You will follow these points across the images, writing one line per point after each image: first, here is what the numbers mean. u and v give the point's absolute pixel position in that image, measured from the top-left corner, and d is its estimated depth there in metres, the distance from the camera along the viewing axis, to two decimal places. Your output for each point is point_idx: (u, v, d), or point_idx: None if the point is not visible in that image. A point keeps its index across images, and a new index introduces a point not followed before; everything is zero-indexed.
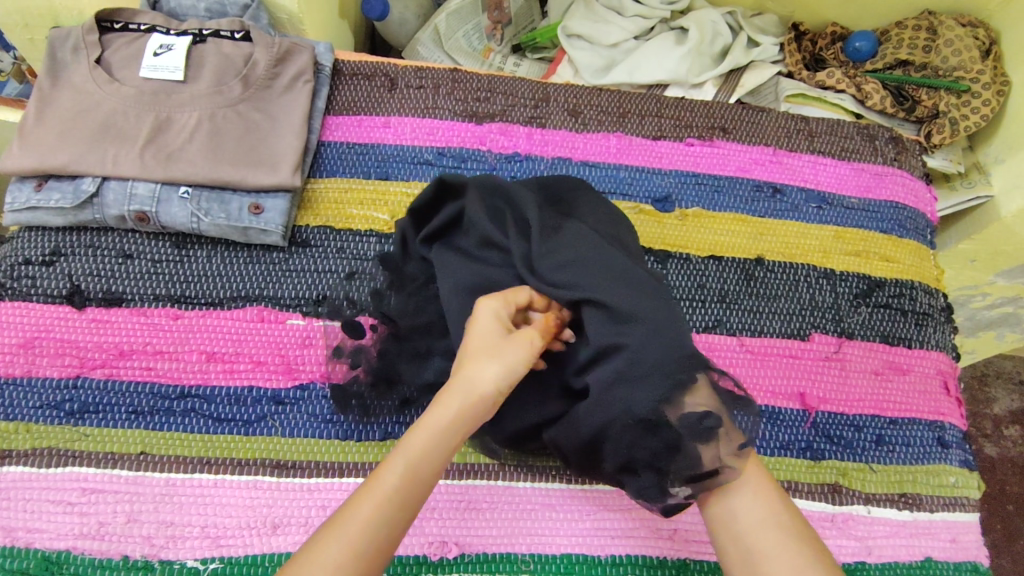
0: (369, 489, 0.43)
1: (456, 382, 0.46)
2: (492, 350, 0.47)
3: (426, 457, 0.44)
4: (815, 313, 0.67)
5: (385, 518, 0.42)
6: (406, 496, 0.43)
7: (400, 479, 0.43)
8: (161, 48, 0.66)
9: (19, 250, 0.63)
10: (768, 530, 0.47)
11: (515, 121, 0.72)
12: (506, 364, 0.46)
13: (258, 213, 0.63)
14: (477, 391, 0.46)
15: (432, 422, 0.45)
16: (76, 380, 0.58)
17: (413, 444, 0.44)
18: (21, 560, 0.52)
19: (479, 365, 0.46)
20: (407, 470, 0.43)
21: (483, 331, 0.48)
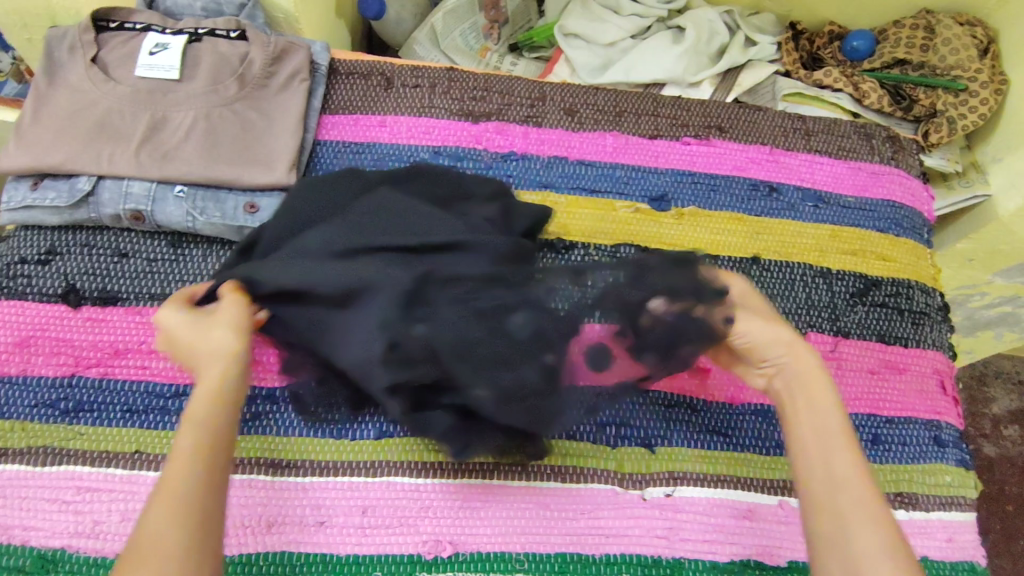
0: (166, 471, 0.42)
1: (194, 363, 0.49)
2: (209, 329, 0.50)
3: (211, 415, 0.45)
4: (811, 312, 0.67)
5: (193, 478, 0.42)
6: (204, 454, 0.43)
7: (191, 446, 0.43)
8: (157, 46, 0.66)
9: (15, 248, 0.63)
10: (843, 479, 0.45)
11: (511, 120, 0.72)
12: (232, 331, 0.49)
13: (252, 211, 0.63)
14: (225, 355, 0.48)
15: (203, 394, 0.46)
16: (71, 378, 0.58)
17: (191, 413, 0.45)
18: (16, 558, 0.52)
19: (205, 337, 0.49)
20: (195, 430, 0.44)
21: (178, 326, 0.50)
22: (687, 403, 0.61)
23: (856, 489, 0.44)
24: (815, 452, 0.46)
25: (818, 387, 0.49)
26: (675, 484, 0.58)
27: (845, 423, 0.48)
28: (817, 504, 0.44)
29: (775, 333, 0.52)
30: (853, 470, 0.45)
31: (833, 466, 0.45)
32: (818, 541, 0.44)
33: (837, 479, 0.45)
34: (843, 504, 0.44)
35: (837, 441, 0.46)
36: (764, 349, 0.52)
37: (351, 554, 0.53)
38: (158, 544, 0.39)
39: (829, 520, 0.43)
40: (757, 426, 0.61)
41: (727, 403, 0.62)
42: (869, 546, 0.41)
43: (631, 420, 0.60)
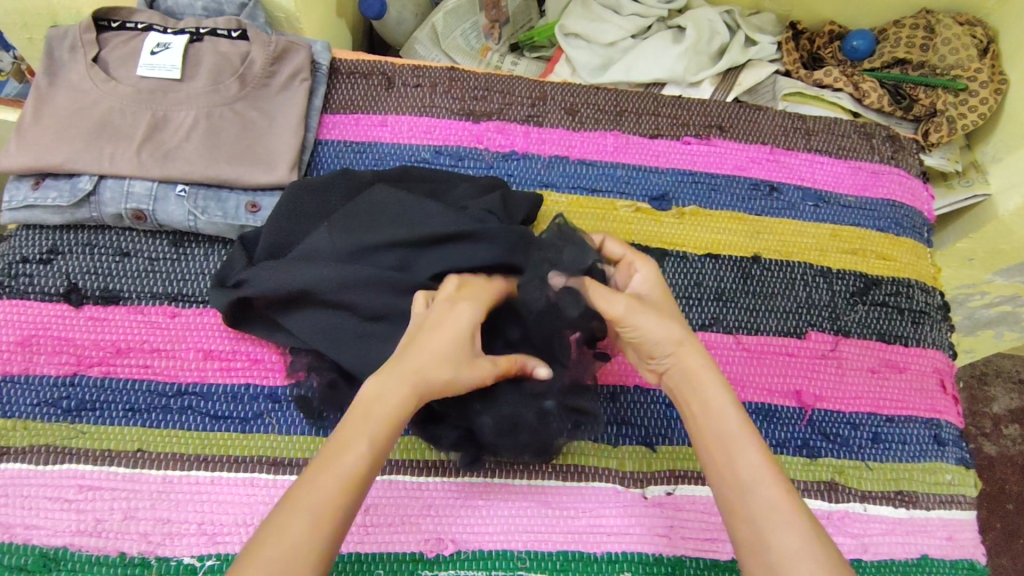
0: (304, 484, 0.40)
1: (403, 372, 0.45)
2: (443, 348, 0.47)
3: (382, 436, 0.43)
4: (811, 311, 0.67)
5: (332, 510, 0.40)
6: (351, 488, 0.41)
7: (343, 475, 0.41)
8: (158, 46, 0.66)
9: (17, 248, 0.63)
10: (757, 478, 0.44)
11: (512, 120, 0.72)
12: (456, 367, 0.47)
13: (254, 211, 0.64)
14: (417, 377, 0.45)
15: (375, 410, 0.43)
16: (73, 377, 0.58)
17: (371, 422, 0.43)
18: (19, 556, 0.52)
19: (432, 359, 0.46)
20: (365, 451, 0.42)
21: (449, 332, 0.48)
22: None
23: (766, 489, 0.43)
24: (721, 455, 0.45)
25: (705, 385, 0.48)
26: (675, 482, 0.58)
27: (744, 418, 0.47)
28: (733, 509, 0.43)
29: (656, 326, 0.50)
30: (761, 467, 0.44)
31: (739, 468, 0.44)
32: (744, 548, 0.42)
33: (746, 481, 0.44)
34: (757, 507, 0.42)
35: (743, 439, 0.45)
36: (651, 346, 0.50)
37: (353, 553, 0.53)
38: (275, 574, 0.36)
39: (747, 526, 0.42)
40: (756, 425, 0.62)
41: None
42: (792, 545, 0.40)
43: (632, 419, 0.60)
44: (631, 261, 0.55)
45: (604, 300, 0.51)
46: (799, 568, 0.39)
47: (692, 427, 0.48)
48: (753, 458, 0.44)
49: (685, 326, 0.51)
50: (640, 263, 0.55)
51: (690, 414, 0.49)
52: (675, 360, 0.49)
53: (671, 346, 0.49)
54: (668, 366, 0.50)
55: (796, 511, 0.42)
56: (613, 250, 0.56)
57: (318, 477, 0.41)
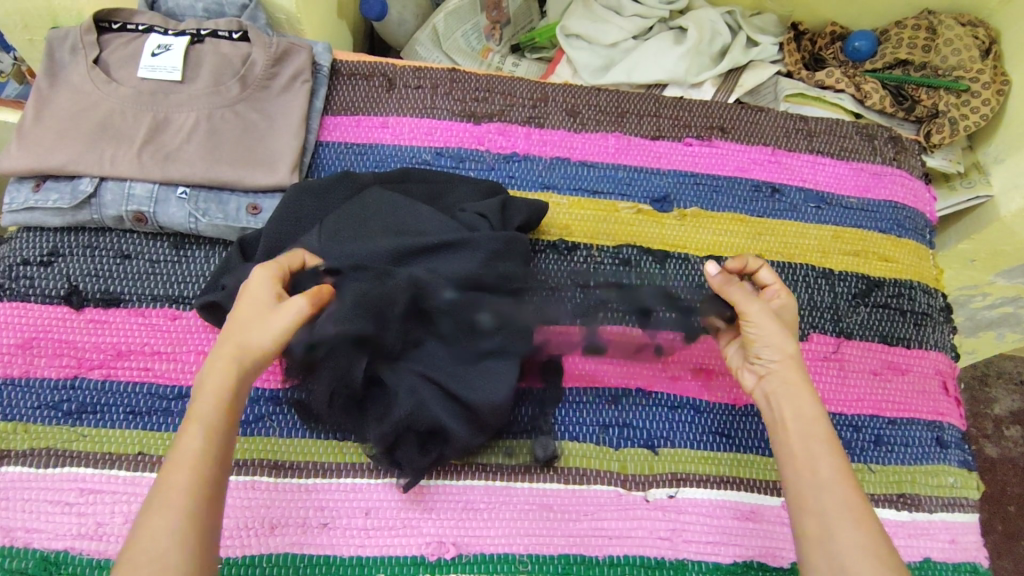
0: (172, 467, 0.44)
1: (225, 346, 0.48)
2: (270, 316, 0.49)
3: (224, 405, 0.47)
4: (813, 314, 0.66)
5: (192, 494, 0.43)
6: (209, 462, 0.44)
7: (197, 457, 0.44)
8: (159, 47, 0.65)
9: (18, 250, 0.63)
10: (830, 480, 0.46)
11: (513, 121, 0.72)
12: (276, 328, 0.48)
13: (255, 213, 0.64)
14: (241, 348, 0.48)
15: (202, 399, 0.47)
16: (73, 380, 0.58)
17: (207, 400, 0.46)
18: (20, 560, 0.52)
19: (246, 329, 0.48)
20: (212, 423, 0.46)
21: (256, 301, 0.50)
22: (691, 404, 0.61)
23: (840, 490, 0.46)
24: (803, 453, 0.48)
25: (801, 393, 0.51)
26: (678, 485, 0.58)
27: (829, 428, 0.49)
28: (803, 501, 0.47)
29: (780, 336, 0.53)
30: (838, 471, 0.47)
31: (820, 468, 0.47)
32: (805, 537, 0.45)
33: (823, 479, 0.47)
34: (828, 503, 0.45)
35: (825, 444, 0.48)
36: (762, 348, 0.53)
37: (354, 556, 0.53)
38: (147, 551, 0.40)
39: (814, 519, 0.45)
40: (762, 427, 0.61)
41: (731, 405, 0.61)
42: (854, 543, 0.43)
43: (634, 422, 0.60)
44: (777, 289, 0.57)
45: (737, 299, 0.54)
46: (860, 567, 0.42)
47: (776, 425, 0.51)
48: (829, 462, 0.47)
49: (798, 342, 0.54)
50: (775, 291, 0.57)
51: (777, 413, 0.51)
52: (777, 367, 0.52)
53: (783, 352, 0.52)
54: (772, 369, 0.53)
55: (866, 516, 0.45)
56: (762, 277, 0.58)
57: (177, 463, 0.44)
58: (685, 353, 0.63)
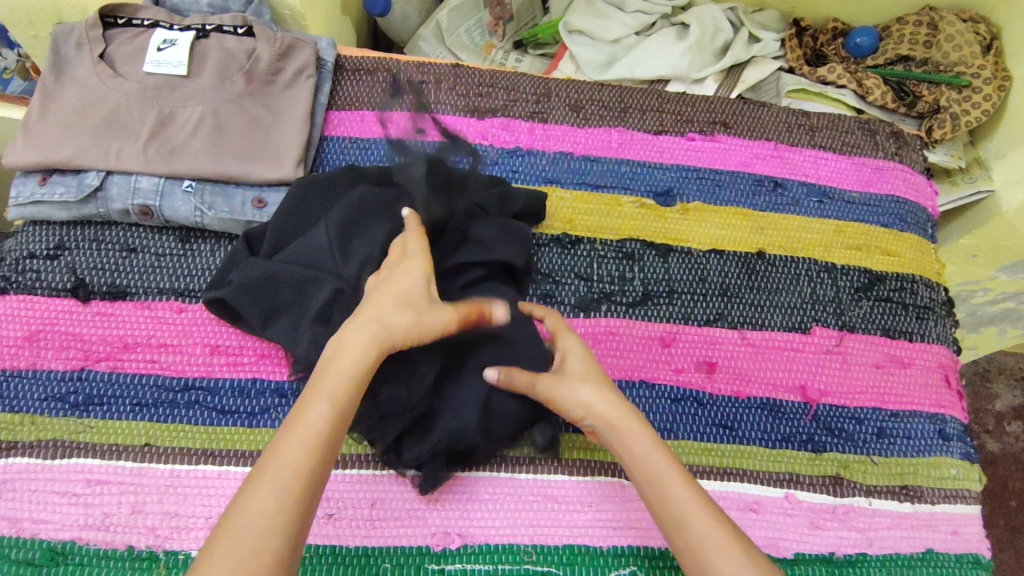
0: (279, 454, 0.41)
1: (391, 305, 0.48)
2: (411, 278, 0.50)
3: (346, 397, 0.44)
4: (816, 307, 0.67)
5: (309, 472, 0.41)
6: (319, 456, 0.42)
7: (328, 421, 0.43)
8: (164, 42, 0.66)
9: (24, 243, 0.63)
10: (687, 510, 0.45)
11: (517, 116, 0.72)
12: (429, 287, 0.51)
13: (260, 207, 0.64)
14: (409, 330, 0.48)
15: (344, 360, 0.45)
16: (80, 372, 0.58)
17: (333, 388, 0.44)
18: (27, 550, 0.52)
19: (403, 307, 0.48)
20: (332, 415, 0.43)
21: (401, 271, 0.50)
22: (694, 396, 0.62)
23: (699, 519, 0.45)
24: (655, 497, 0.47)
25: (630, 432, 0.49)
26: None
27: (669, 454, 0.49)
28: (679, 551, 0.45)
29: (581, 386, 0.51)
30: (692, 501, 0.46)
31: (671, 507, 0.46)
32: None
33: (680, 515, 0.45)
34: (695, 539, 0.44)
35: (664, 482, 0.47)
36: (580, 414, 0.51)
37: (360, 546, 0.54)
38: (248, 545, 0.38)
39: (686, 557, 0.44)
40: (761, 420, 0.62)
41: (734, 396, 0.62)
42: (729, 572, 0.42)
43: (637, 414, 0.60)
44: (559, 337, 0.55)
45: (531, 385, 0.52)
46: None
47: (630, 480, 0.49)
48: (679, 488, 0.46)
49: (608, 386, 0.52)
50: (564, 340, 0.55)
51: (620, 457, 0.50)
52: (599, 421, 0.50)
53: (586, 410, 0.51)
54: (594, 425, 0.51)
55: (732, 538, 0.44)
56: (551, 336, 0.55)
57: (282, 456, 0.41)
58: (687, 349, 0.64)
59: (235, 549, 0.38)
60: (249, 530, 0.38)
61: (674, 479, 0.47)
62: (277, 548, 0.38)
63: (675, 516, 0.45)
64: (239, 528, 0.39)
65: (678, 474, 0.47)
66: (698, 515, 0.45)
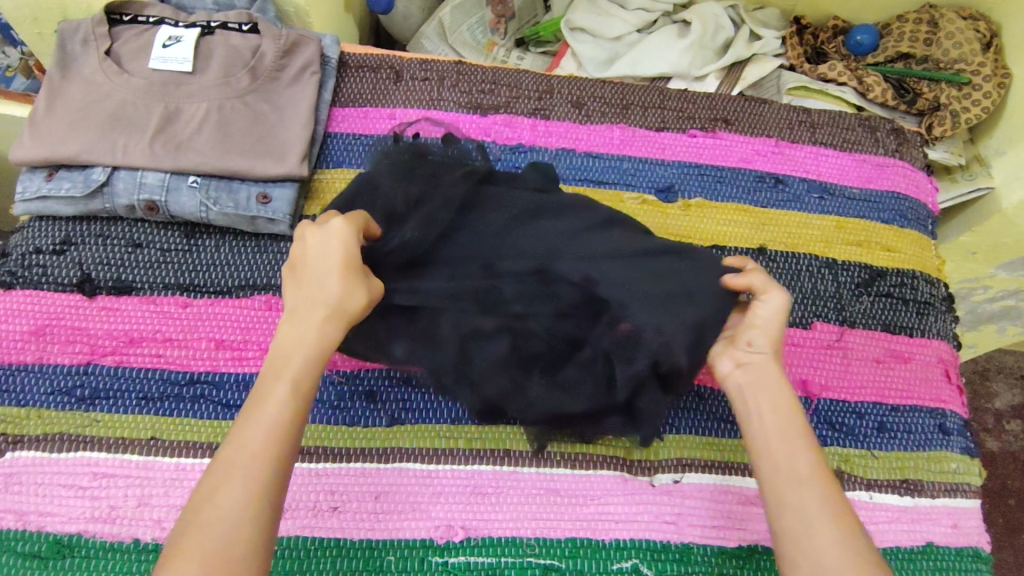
0: (233, 448, 0.42)
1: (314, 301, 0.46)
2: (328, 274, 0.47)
3: (302, 384, 0.44)
4: (817, 302, 0.67)
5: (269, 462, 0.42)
6: (278, 445, 0.42)
7: (285, 411, 0.43)
8: (170, 39, 0.66)
9: (30, 239, 0.63)
10: (805, 477, 0.44)
11: (519, 113, 0.72)
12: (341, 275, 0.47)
13: (265, 202, 0.64)
14: (331, 308, 0.46)
15: (295, 349, 0.45)
16: (86, 366, 0.59)
17: (285, 378, 0.44)
18: (34, 543, 0.52)
19: (324, 285, 0.46)
20: (290, 402, 0.44)
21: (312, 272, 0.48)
22: (697, 390, 0.62)
23: (818, 488, 0.44)
24: (778, 451, 0.46)
25: (774, 386, 0.49)
26: (683, 470, 0.59)
27: (803, 422, 0.48)
28: (778, 500, 0.44)
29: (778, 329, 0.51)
30: (814, 470, 0.45)
31: (794, 466, 0.45)
32: (783, 538, 0.43)
33: (801, 477, 0.45)
34: (808, 503, 0.43)
35: (798, 441, 0.46)
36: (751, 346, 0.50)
37: (365, 538, 0.54)
38: (210, 539, 0.39)
39: (790, 519, 0.43)
40: None
41: None
42: (833, 549, 0.41)
43: None
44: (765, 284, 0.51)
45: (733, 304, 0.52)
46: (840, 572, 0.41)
47: (746, 422, 0.48)
48: (802, 454, 0.46)
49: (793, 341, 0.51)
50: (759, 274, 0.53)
51: (745, 408, 0.49)
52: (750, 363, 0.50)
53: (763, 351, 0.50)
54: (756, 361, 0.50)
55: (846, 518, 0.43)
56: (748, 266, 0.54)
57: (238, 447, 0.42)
58: None
59: (199, 545, 0.39)
60: (212, 527, 0.39)
61: (802, 447, 0.46)
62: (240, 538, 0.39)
63: (791, 477, 0.45)
64: (203, 522, 0.40)
65: (806, 444, 0.46)
66: (818, 485, 0.44)
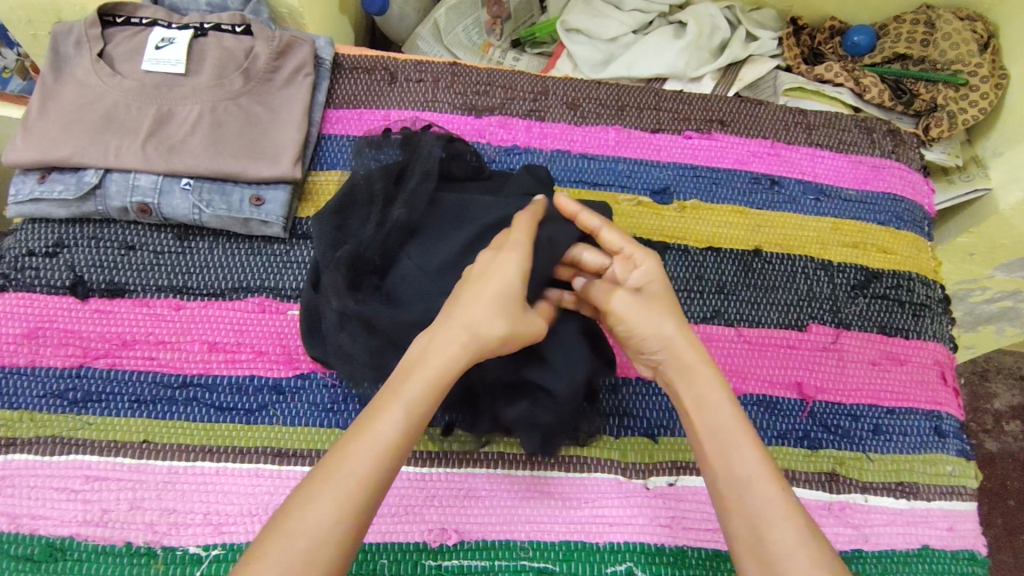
0: (339, 462, 0.41)
1: (458, 329, 0.45)
2: (495, 298, 0.46)
3: (418, 415, 0.43)
4: (812, 304, 0.67)
5: (369, 486, 0.41)
6: (382, 472, 0.41)
7: (396, 437, 0.42)
8: (163, 41, 0.66)
9: (23, 241, 0.63)
10: (749, 474, 0.45)
11: (514, 114, 0.72)
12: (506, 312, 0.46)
13: (258, 205, 0.63)
14: (470, 342, 0.45)
15: (418, 373, 0.44)
16: (79, 369, 0.58)
17: (405, 402, 0.43)
18: (25, 546, 0.52)
19: (485, 320, 0.46)
20: (405, 430, 0.43)
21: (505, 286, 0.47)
22: None
23: (761, 484, 0.44)
24: (719, 452, 0.46)
25: (701, 379, 0.49)
26: (677, 473, 0.59)
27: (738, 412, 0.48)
28: (727, 502, 0.45)
29: (657, 319, 0.50)
30: (757, 466, 0.45)
31: (735, 465, 0.45)
32: (736, 538, 0.44)
33: (743, 475, 0.45)
34: (755, 501, 0.44)
35: (737, 435, 0.46)
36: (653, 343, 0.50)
37: None
38: (299, 549, 0.38)
39: (742, 519, 0.44)
40: (758, 416, 0.62)
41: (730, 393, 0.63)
42: (789, 545, 0.42)
43: (634, 411, 0.61)
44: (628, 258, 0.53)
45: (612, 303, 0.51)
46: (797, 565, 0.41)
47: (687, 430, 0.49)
48: (744, 450, 0.46)
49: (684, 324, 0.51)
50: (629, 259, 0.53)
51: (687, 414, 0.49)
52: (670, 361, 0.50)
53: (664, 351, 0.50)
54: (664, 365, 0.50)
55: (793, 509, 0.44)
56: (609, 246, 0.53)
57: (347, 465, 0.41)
58: None
59: (284, 555, 0.38)
60: (302, 538, 0.38)
61: (741, 441, 0.46)
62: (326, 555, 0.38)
63: (735, 477, 0.45)
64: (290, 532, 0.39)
65: (747, 436, 0.47)
66: (763, 480, 0.45)
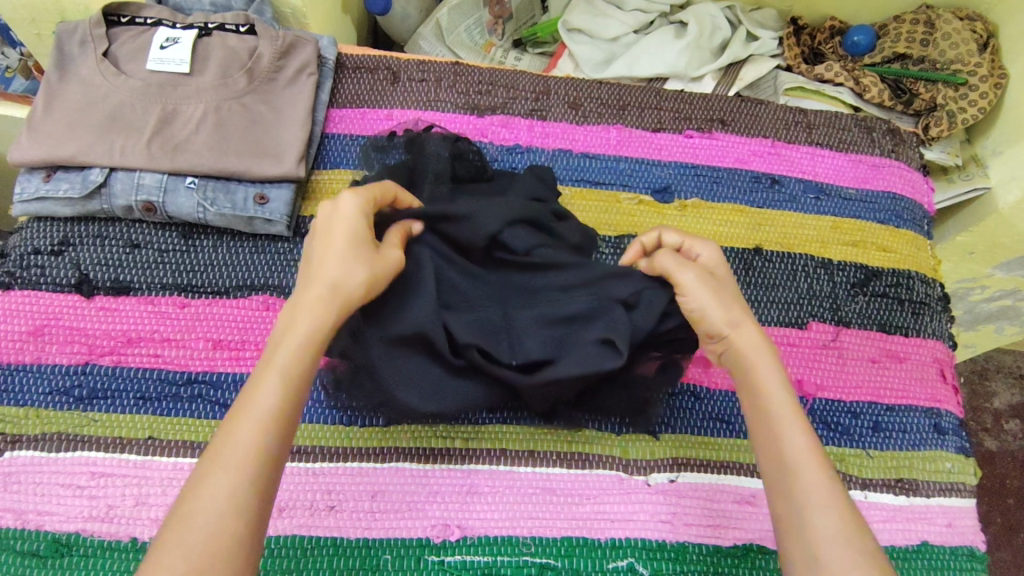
0: (224, 442, 0.41)
1: (317, 286, 0.46)
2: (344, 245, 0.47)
3: (297, 376, 0.44)
4: (812, 302, 0.67)
5: (258, 456, 0.41)
6: (270, 438, 0.42)
7: (276, 403, 0.43)
8: (167, 40, 0.67)
9: (28, 239, 0.64)
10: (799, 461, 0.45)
11: (516, 113, 0.73)
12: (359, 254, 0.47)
13: (262, 203, 0.64)
14: (334, 294, 0.46)
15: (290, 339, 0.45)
16: (85, 366, 0.59)
17: (280, 368, 0.44)
18: (32, 542, 0.53)
19: (341, 266, 0.46)
20: (284, 394, 0.43)
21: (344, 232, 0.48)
22: (691, 390, 0.62)
23: (808, 472, 0.44)
24: (767, 435, 0.47)
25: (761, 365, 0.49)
26: (678, 469, 0.59)
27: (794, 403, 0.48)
28: (772, 484, 0.45)
29: (705, 302, 0.50)
30: (806, 454, 0.45)
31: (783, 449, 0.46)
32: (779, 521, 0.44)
33: (789, 460, 0.45)
34: (799, 486, 0.44)
35: (789, 423, 0.46)
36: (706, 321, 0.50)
37: (361, 537, 0.54)
38: (198, 530, 0.38)
39: (782, 502, 0.44)
40: None
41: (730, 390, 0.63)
42: (828, 534, 0.42)
43: None
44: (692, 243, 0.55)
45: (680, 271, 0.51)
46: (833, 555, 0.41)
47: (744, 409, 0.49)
48: (795, 439, 0.46)
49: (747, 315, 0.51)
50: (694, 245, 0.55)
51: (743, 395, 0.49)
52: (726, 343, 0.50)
53: (716, 330, 0.50)
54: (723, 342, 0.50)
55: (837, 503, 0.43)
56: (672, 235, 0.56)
57: (233, 445, 0.41)
58: None
59: (184, 541, 0.38)
60: (199, 520, 0.39)
61: (790, 429, 0.46)
62: (226, 531, 0.39)
63: (780, 461, 0.45)
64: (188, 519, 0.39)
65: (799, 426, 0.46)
66: (811, 469, 0.44)
